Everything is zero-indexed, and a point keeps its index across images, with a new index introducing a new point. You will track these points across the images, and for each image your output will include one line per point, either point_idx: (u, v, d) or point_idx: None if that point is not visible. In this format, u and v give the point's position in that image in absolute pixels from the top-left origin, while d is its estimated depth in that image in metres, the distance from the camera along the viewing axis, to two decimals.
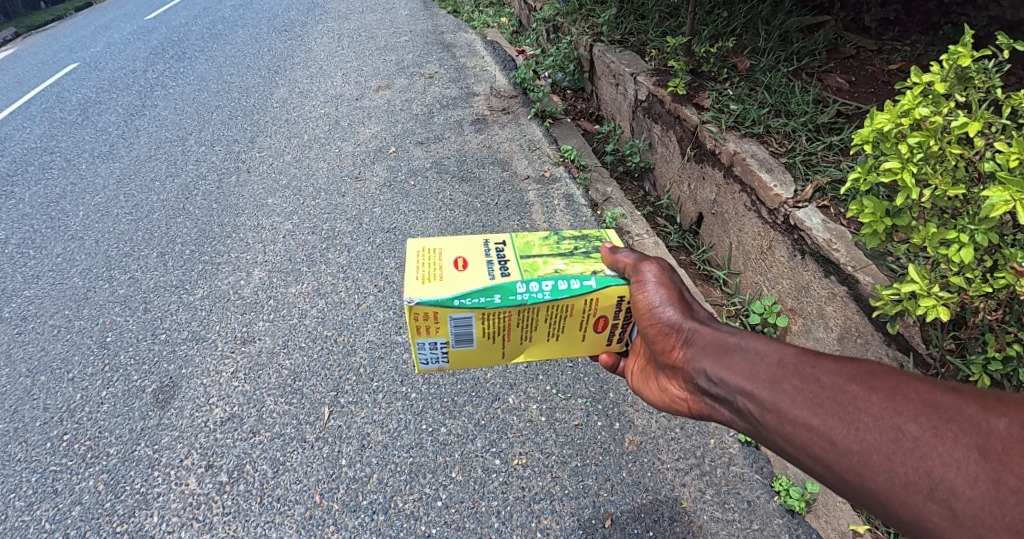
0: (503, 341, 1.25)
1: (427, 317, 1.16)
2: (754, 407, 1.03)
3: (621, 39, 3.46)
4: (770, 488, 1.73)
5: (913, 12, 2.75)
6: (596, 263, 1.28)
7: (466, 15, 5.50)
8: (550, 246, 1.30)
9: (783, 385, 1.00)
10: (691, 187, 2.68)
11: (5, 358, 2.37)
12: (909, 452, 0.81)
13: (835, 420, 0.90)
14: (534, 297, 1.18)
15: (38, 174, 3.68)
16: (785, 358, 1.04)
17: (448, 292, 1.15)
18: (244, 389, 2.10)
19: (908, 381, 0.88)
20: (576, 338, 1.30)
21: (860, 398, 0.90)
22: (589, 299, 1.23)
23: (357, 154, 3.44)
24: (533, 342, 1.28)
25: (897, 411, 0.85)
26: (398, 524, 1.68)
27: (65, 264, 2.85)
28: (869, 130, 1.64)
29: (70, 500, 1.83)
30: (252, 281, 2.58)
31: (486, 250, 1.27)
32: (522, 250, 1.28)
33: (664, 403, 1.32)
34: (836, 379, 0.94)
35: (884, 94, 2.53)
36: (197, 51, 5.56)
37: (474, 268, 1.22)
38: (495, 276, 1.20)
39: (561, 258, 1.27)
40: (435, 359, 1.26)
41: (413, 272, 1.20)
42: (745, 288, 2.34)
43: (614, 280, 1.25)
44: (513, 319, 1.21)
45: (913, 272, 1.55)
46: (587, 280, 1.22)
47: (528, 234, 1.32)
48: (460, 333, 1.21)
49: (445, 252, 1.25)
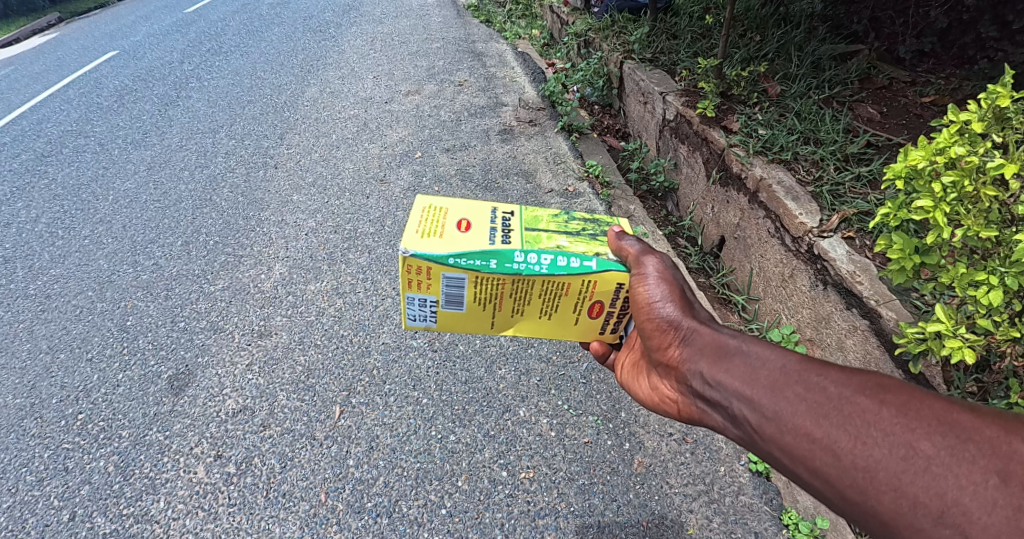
0: (493, 310, 1.24)
1: (421, 271, 1.16)
2: (752, 414, 1.00)
3: (652, 57, 3.46)
4: (778, 521, 1.70)
5: (949, 44, 2.74)
6: (600, 246, 1.26)
7: (498, 25, 5.56)
8: (557, 223, 1.27)
9: (785, 392, 0.97)
10: (714, 210, 2.66)
11: (27, 334, 2.43)
12: (921, 471, 0.78)
13: (840, 433, 0.87)
14: (531, 269, 1.17)
15: (72, 156, 3.78)
16: (788, 365, 1.00)
17: (445, 250, 1.15)
18: (258, 382, 2.12)
19: (921, 398, 0.85)
20: (569, 320, 1.28)
21: (869, 411, 0.87)
22: (586, 281, 1.21)
23: (383, 157, 3.48)
24: (524, 316, 1.27)
25: (909, 427, 0.82)
26: (401, 529, 1.68)
27: (92, 246, 2.91)
28: (902, 166, 1.62)
29: (79, 478, 1.85)
30: (273, 276, 2.61)
31: (492, 217, 1.25)
32: (528, 222, 1.26)
33: (654, 401, 1.31)
34: (844, 389, 0.91)
35: (916, 126, 2.49)
36: (234, 46, 5.68)
37: (477, 231, 1.20)
38: (496, 241, 1.18)
39: (566, 235, 1.24)
40: (424, 316, 1.26)
41: (414, 225, 1.20)
42: (764, 315, 2.31)
43: (615, 265, 1.22)
44: (507, 288, 1.19)
45: (939, 311, 1.53)
46: (588, 261, 1.20)
47: (538, 209, 1.30)
48: (451, 294, 1.20)
49: (451, 212, 1.24)
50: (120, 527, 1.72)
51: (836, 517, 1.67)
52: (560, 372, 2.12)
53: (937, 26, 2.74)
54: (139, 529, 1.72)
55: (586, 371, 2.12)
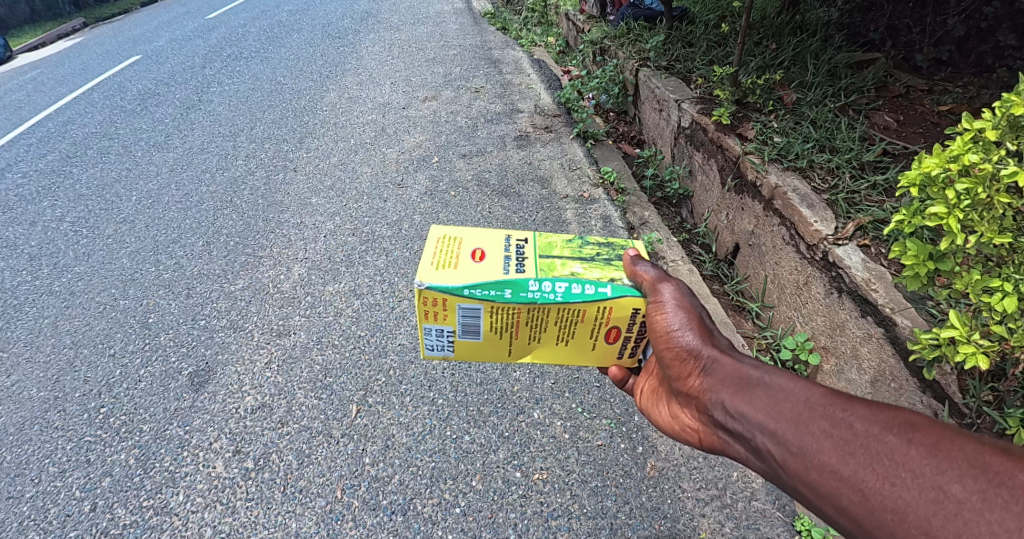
0: (510, 338, 1.27)
1: (437, 303, 1.19)
2: (775, 448, 1.02)
3: (667, 65, 3.48)
4: (792, 527, 1.69)
5: (966, 53, 2.73)
6: (615, 271, 1.28)
7: (514, 32, 5.61)
8: (571, 249, 1.30)
9: (811, 428, 0.98)
10: (729, 217, 2.67)
11: (52, 329, 2.50)
12: (953, 516, 0.78)
13: (868, 472, 0.88)
14: (546, 297, 1.19)
15: (96, 158, 3.87)
16: (813, 399, 1.02)
17: (460, 281, 1.17)
18: (276, 380, 2.16)
19: (952, 438, 0.85)
20: (586, 347, 1.30)
21: (897, 450, 0.88)
22: (603, 307, 1.23)
23: (401, 161, 3.53)
24: (541, 344, 1.28)
25: (939, 469, 0.83)
26: (415, 527, 1.70)
27: (115, 245, 2.97)
28: (916, 173, 1.61)
29: (101, 470, 1.90)
30: (292, 276, 2.66)
31: (506, 246, 1.28)
32: (542, 249, 1.28)
33: (674, 429, 1.33)
34: (871, 426, 0.92)
35: (933, 134, 2.48)
36: (254, 52, 5.79)
37: (491, 261, 1.23)
38: (510, 271, 1.21)
39: (581, 262, 1.26)
40: (441, 346, 1.28)
41: (429, 258, 1.23)
42: (777, 322, 2.31)
43: (630, 291, 1.24)
44: (523, 316, 1.22)
45: (953, 317, 1.53)
46: (603, 288, 1.22)
47: (553, 235, 1.32)
48: (468, 323, 1.23)
49: (465, 242, 1.27)
50: (139, 518, 1.76)
51: None
52: (575, 376, 2.13)
53: (955, 34, 2.75)
54: (158, 521, 1.75)
55: (600, 375, 2.13)
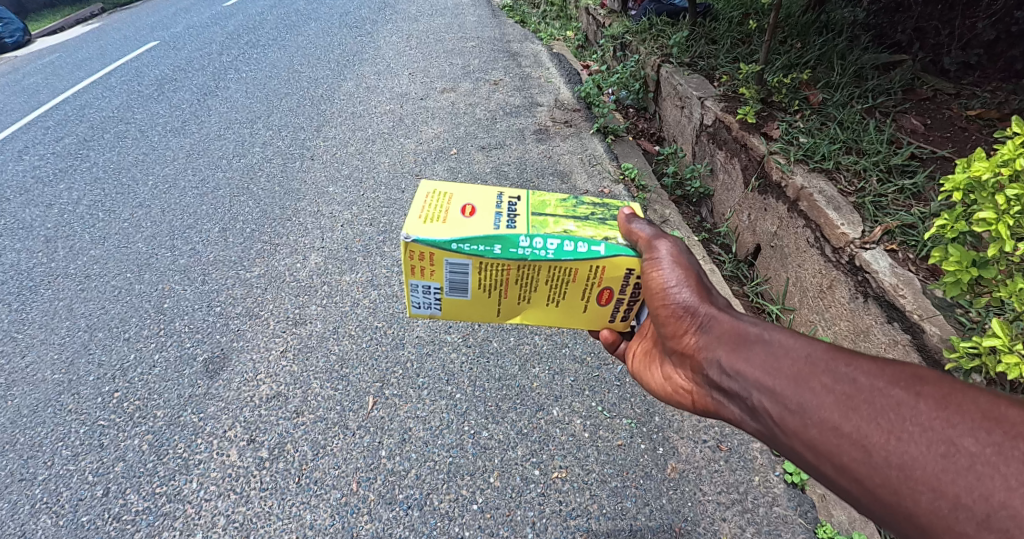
0: (499, 297, 1.24)
1: (425, 257, 1.15)
2: (773, 407, 0.99)
3: (690, 62, 3.44)
4: (813, 534, 1.66)
5: (995, 57, 2.68)
6: (610, 230, 1.25)
7: (533, 26, 5.57)
8: (565, 208, 1.27)
9: (811, 384, 0.95)
10: (751, 217, 2.63)
11: (67, 312, 2.50)
12: (964, 470, 0.76)
13: (872, 427, 0.85)
14: (537, 254, 1.16)
15: (113, 141, 3.88)
16: (814, 354, 0.99)
17: (448, 235, 1.14)
18: (291, 369, 2.15)
19: (963, 391, 0.82)
20: (577, 308, 1.28)
21: (905, 404, 0.85)
22: (595, 266, 1.21)
23: (419, 152, 3.50)
24: (531, 304, 1.26)
25: (949, 422, 0.80)
26: (431, 523, 1.68)
27: (131, 230, 2.97)
28: (963, 178, 1.58)
29: (114, 455, 1.90)
30: (308, 265, 2.65)
31: (498, 201, 1.24)
32: (535, 207, 1.25)
33: (665, 392, 1.31)
34: (875, 380, 0.89)
35: (961, 139, 2.43)
36: (271, 39, 5.77)
37: (482, 216, 1.20)
38: (501, 226, 1.18)
39: (574, 220, 1.24)
40: (427, 304, 1.25)
41: (417, 211, 1.19)
42: (798, 325, 2.27)
43: (624, 250, 1.21)
44: (513, 273, 1.19)
45: (996, 326, 1.49)
46: (596, 246, 1.20)
47: (546, 193, 1.29)
48: (455, 280, 1.19)
49: (455, 196, 1.23)
50: (151, 505, 1.76)
51: (873, 532, 1.63)
52: (595, 373, 2.11)
53: (984, 38, 2.69)
54: (171, 508, 1.75)
55: (620, 373, 2.10)
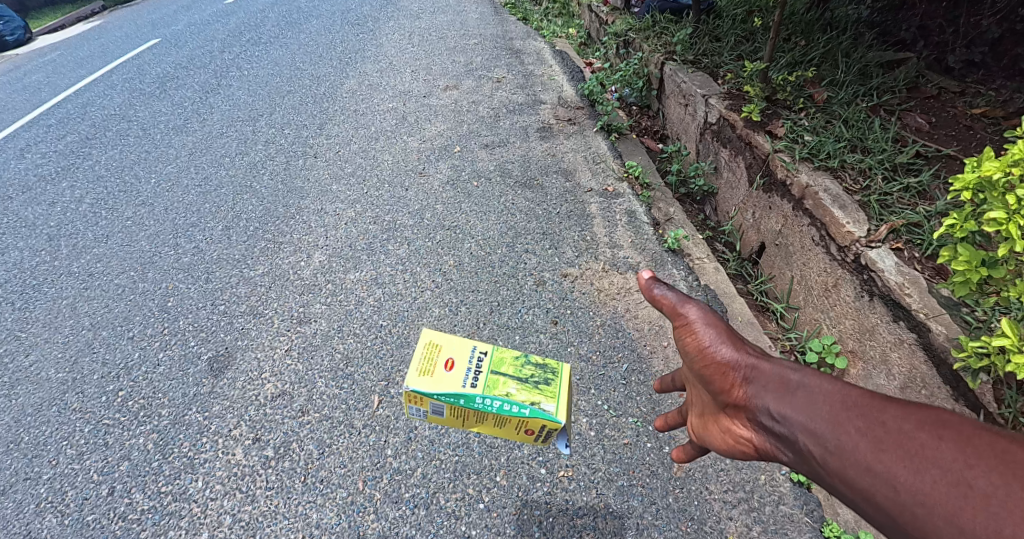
0: (466, 418, 1.46)
1: (414, 399, 1.40)
2: (808, 448, 1.01)
3: (694, 60, 3.42)
4: (819, 533, 1.67)
5: (999, 55, 2.67)
6: (541, 395, 1.41)
7: (535, 23, 5.56)
8: (516, 368, 1.45)
9: (843, 427, 0.97)
10: (755, 216, 2.62)
11: (71, 310, 2.50)
12: (983, 511, 0.78)
13: (900, 469, 0.88)
14: (485, 409, 1.37)
15: (115, 139, 3.87)
16: (842, 397, 1.01)
17: (429, 388, 1.37)
18: (296, 368, 2.15)
19: (983, 433, 0.85)
20: (517, 437, 1.47)
21: (929, 446, 0.87)
22: (524, 421, 1.40)
23: (422, 150, 3.49)
24: (487, 427, 1.47)
25: (969, 464, 0.82)
26: (438, 521, 1.69)
27: (134, 228, 2.96)
28: (973, 177, 1.57)
29: (119, 454, 1.90)
30: (312, 263, 2.64)
31: (472, 355, 1.44)
32: (496, 364, 1.44)
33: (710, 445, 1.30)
34: (902, 423, 0.92)
35: (966, 138, 2.42)
36: (273, 37, 5.75)
37: (457, 368, 1.41)
38: (466, 383, 1.39)
39: (518, 383, 1.42)
40: (416, 413, 1.50)
41: (414, 361, 1.42)
42: (803, 324, 2.27)
43: (545, 415, 1.38)
44: (471, 417, 1.42)
45: (1005, 326, 1.48)
46: (524, 410, 1.38)
47: (507, 350, 1.48)
48: (435, 409, 1.43)
49: (443, 343, 1.45)
50: (157, 504, 1.76)
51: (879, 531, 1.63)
52: (600, 372, 2.10)
53: (989, 36, 2.68)
54: (177, 507, 1.75)
55: (625, 372, 2.10)
